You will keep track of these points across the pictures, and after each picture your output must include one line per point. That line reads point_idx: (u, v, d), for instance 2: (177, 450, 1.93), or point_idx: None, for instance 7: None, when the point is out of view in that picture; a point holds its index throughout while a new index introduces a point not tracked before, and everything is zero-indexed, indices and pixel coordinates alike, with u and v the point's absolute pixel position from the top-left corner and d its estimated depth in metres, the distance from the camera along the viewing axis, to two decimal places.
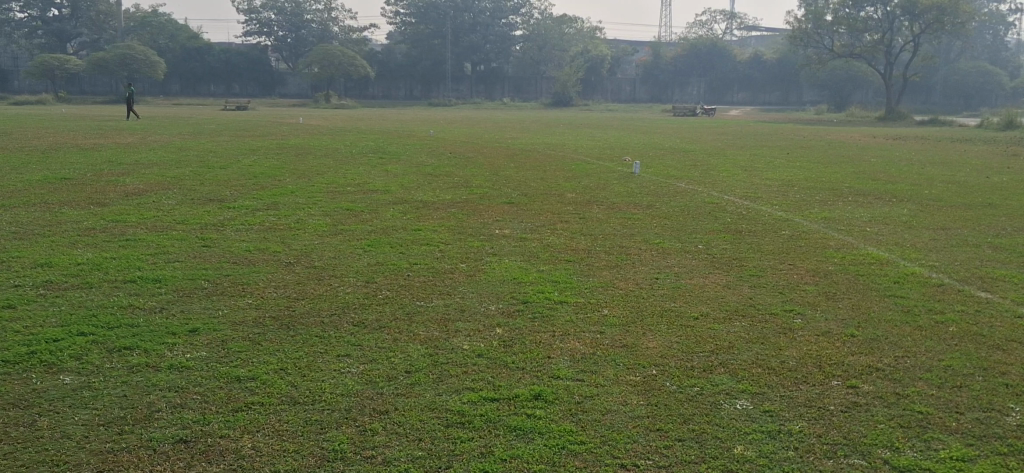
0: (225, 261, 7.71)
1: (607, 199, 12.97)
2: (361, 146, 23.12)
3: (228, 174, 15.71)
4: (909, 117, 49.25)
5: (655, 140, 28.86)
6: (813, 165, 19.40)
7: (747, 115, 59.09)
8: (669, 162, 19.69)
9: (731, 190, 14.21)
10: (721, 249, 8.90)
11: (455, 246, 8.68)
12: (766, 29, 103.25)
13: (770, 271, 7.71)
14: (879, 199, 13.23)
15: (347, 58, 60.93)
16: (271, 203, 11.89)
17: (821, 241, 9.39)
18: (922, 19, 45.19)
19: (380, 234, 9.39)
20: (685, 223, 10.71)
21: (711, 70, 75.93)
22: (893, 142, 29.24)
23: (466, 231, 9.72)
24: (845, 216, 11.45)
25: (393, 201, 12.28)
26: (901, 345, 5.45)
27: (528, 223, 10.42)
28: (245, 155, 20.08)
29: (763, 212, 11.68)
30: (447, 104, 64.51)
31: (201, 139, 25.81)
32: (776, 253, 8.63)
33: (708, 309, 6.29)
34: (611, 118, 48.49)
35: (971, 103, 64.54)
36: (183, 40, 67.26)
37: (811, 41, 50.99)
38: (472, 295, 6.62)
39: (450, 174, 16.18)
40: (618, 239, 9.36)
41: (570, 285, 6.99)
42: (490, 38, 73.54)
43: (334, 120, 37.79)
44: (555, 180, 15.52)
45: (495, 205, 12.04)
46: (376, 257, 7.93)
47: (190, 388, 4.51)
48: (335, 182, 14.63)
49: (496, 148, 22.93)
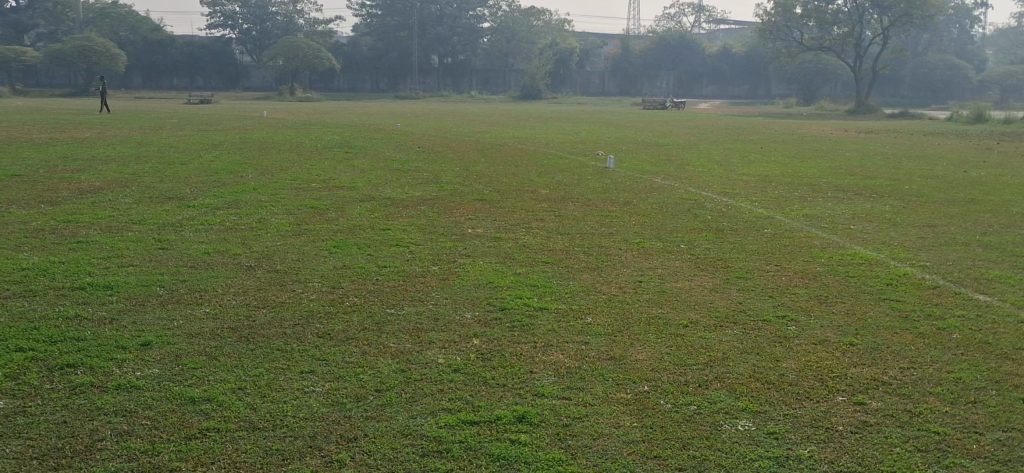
0: (182, 265, 7.24)
1: (582, 195, 12.63)
2: (327, 139, 22.61)
3: (189, 170, 15.15)
4: (877, 110, 49.49)
5: (626, 133, 28.66)
6: (788, 159, 19.24)
7: (716, 108, 59.12)
8: (642, 156, 19.42)
9: (708, 186, 13.94)
10: (703, 249, 8.58)
11: (427, 247, 8.28)
12: (733, 22, 103.63)
13: (756, 273, 7.41)
14: (859, 195, 13.02)
15: (312, 51, 60.10)
16: (232, 201, 11.40)
17: (805, 240, 9.10)
18: (890, 13, 45.37)
19: (348, 234, 8.96)
20: (664, 221, 10.39)
21: (680, 63, 76.03)
22: (865, 135, 29.24)
23: (438, 231, 9.32)
24: (826, 213, 11.19)
25: (361, 199, 11.85)
26: (905, 355, 5.15)
27: (502, 222, 10.05)
28: (207, 150, 19.49)
29: (742, 209, 11.39)
30: (415, 96, 63.92)
31: (162, 133, 25.10)
32: (760, 254, 8.34)
33: (696, 316, 5.94)
34: (580, 111, 48.26)
35: (938, 96, 65.32)
36: (145, 32, 66.03)
37: (780, 34, 50.98)
38: (447, 301, 6.23)
39: (420, 170, 15.75)
40: (596, 239, 9.00)
41: (551, 289, 6.62)
42: (457, 30, 72.80)
43: (299, 113, 37.22)
44: (527, 176, 15.15)
45: (466, 203, 11.65)
46: (344, 260, 7.50)
47: (137, 412, 4.06)
48: (300, 178, 14.14)
49: (466, 143, 22.50)
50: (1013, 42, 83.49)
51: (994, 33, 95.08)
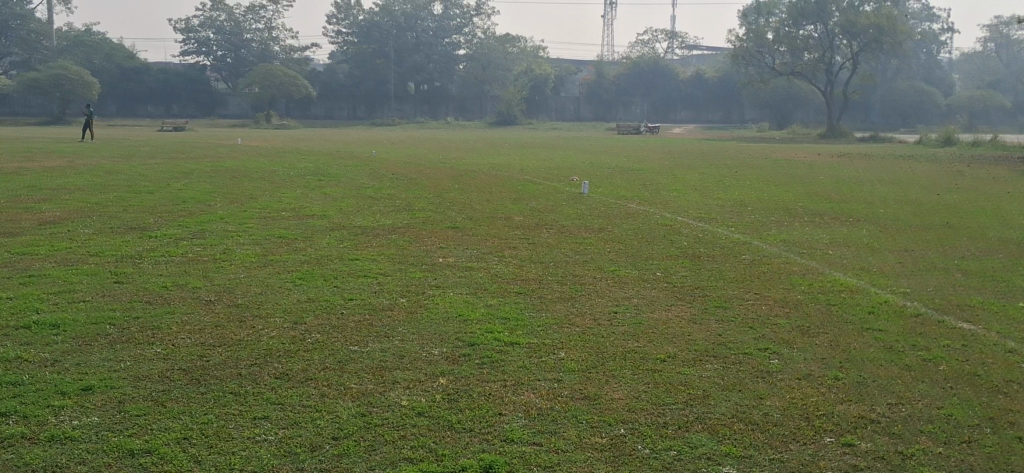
0: (137, 300, 6.89)
1: (556, 222, 12.39)
2: (300, 167, 22.29)
3: (156, 199, 14.77)
4: (850, 135, 49.75)
5: (602, 159, 28.49)
6: (763, 184, 19.14)
7: (691, 133, 59.23)
8: (618, 181, 19.27)
9: (684, 211, 13.76)
10: (681, 277, 8.35)
11: (394, 278, 8.00)
12: (707, 49, 104.46)
13: (736, 302, 7.17)
14: (836, 220, 12.87)
15: (287, 78, 59.76)
16: (197, 231, 11.07)
17: (784, 267, 8.89)
18: (860, 39, 45.73)
19: (314, 265, 8.65)
20: (639, 247, 10.18)
21: (655, 89, 76.32)
22: (839, 160, 29.26)
23: (407, 260, 9.03)
24: (803, 239, 11.01)
25: (330, 227, 11.54)
26: (892, 390, 4.91)
27: (473, 250, 9.78)
28: (176, 178, 19.10)
29: (719, 235, 11.17)
30: (391, 123, 63.71)
31: (132, 162, 24.62)
32: (739, 281, 8.11)
33: (675, 349, 5.68)
34: (555, 137, 48.16)
35: (908, 121, 65.97)
36: (119, 59, 65.45)
37: (752, 60, 51.18)
38: (413, 335, 5.94)
39: (392, 197, 15.46)
40: (570, 267, 8.74)
41: (522, 322, 6.34)
42: (433, 57, 73.12)
43: (274, 141, 36.62)
44: (501, 202, 14.90)
45: (438, 231, 11.36)
46: (307, 293, 7.19)
47: (72, 468, 3.75)
48: (269, 207, 13.82)
49: (440, 169, 22.21)
50: (981, 65, 84.47)
51: (961, 57, 96.31)
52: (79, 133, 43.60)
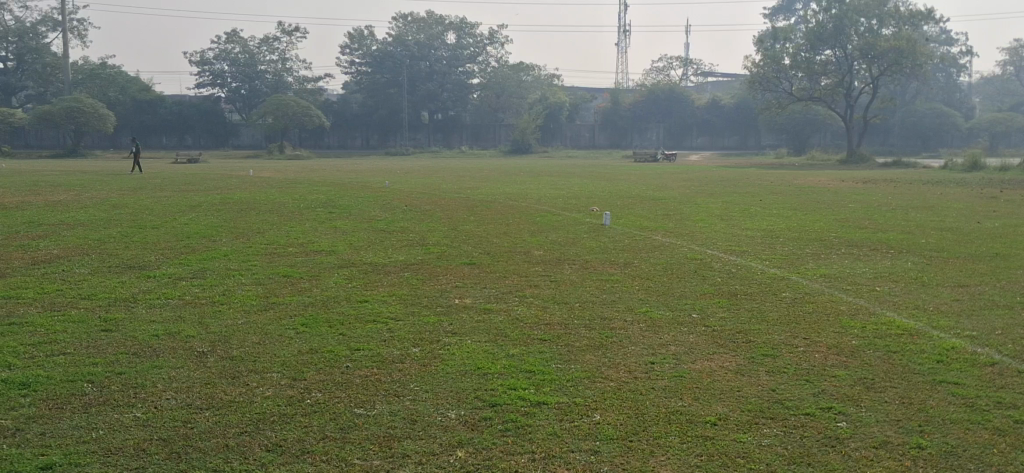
0: (123, 352, 6.21)
1: (579, 257, 11.71)
2: (311, 199, 21.75)
3: (159, 235, 14.21)
4: (871, 160, 48.85)
5: (621, 188, 27.80)
6: (791, 212, 18.47)
7: (708, 160, 58.39)
8: (639, 211, 18.61)
9: (711, 243, 13.10)
10: (719, 318, 7.65)
11: (407, 324, 7.31)
12: (721, 75, 104.12)
13: (786, 349, 6.49)
14: (876, 251, 12.17)
15: (301, 108, 59.46)
16: (198, 270, 10.45)
17: (829, 306, 8.19)
18: (879, 62, 44.99)
19: (319, 309, 7.97)
20: (670, 284, 9.49)
21: (670, 116, 75.70)
22: (865, 185, 28.52)
23: (422, 302, 8.34)
24: (845, 273, 10.30)
25: (339, 264, 10.91)
26: (991, 464, 4.18)
27: (491, 290, 9.10)
28: (182, 212, 18.55)
29: (754, 269, 10.49)
30: (405, 153, 63.36)
31: (141, 195, 24.18)
32: (783, 324, 7.40)
33: (725, 409, 4.96)
34: (570, 165, 47.41)
35: (928, 144, 65.16)
36: (134, 92, 65.20)
37: (770, 85, 50.53)
38: (428, 394, 5.25)
39: (405, 231, 14.85)
40: (597, 309, 8.05)
41: (550, 376, 5.63)
42: (446, 86, 72.32)
43: (285, 173, 36.02)
44: (520, 235, 14.25)
45: (453, 268, 10.69)
46: (311, 343, 6.50)
47: None
48: (276, 242, 13.21)
49: (455, 200, 21.59)
50: (1001, 87, 83.73)
51: (978, 82, 95.78)
52: (89, 165, 43.23)
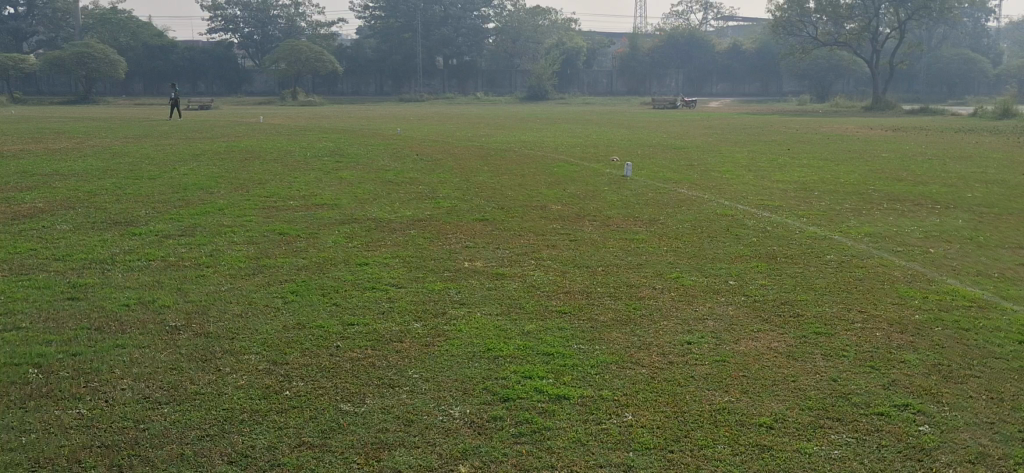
0: (85, 328, 5.45)
1: (600, 212, 10.85)
2: (319, 147, 20.95)
3: (155, 187, 13.43)
4: (897, 107, 47.43)
5: (641, 135, 26.86)
6: (821, 163, 17.55)
7: (728, 107, 57.18)
8: (661, 161, 17.71)
9: (741, 197, 12.20)
10: (760, 286, 6.82)
11: (411, 292, 6.53)
12: (741, 20, 102.17)
13: (843, 325, 5.69)
14: (919, 206, 11.30)
15: (314, 54, 58.21)
16: (189, 226, 9.68)
17: (880, 272, 7.35)
18: (907, 5, 43.38)
19: (314, 273, 7.19)
20: (702, 244, 8.64)
21: (689, 62, 74.09)
22: (894, 133, 27.49)
23: (428, 265, 7.54)
24: (891, 232, 9.43)
25: (341, 220, 10.09)
26: None
27: (504, 251, 8.29)
28: (184, 161, 17.75)
29: (791, 227, 9.64)
30: (420, 99, 62.24)
31: (146, 142, 23.44)
32: (833, 294, 6.58)
33: (782, 407, 4.16)
34: (587, 112, 46.40)
35: (954, 91, 63.49)
36: (145, 37, 63.88)
37: (793, 30, 49.07)
38: (429, 384, 4.47)
39: (414, 182, 14.01)
40: (622, 274, 7.24)
41: (572, 362, 4.84)
42: (462, 31, 70.83)
43: (297, 119, 35.20)
44: (536, 188, 13.40)
45: (464, 224, 9.88)
46: (298, 317, 5.72)
47: None
48: (275, 195, 12.41)
49: (468, 149, 20.68)
50: None
51: (1006, 26, 93.48)
52: (99, 111, 42.58)
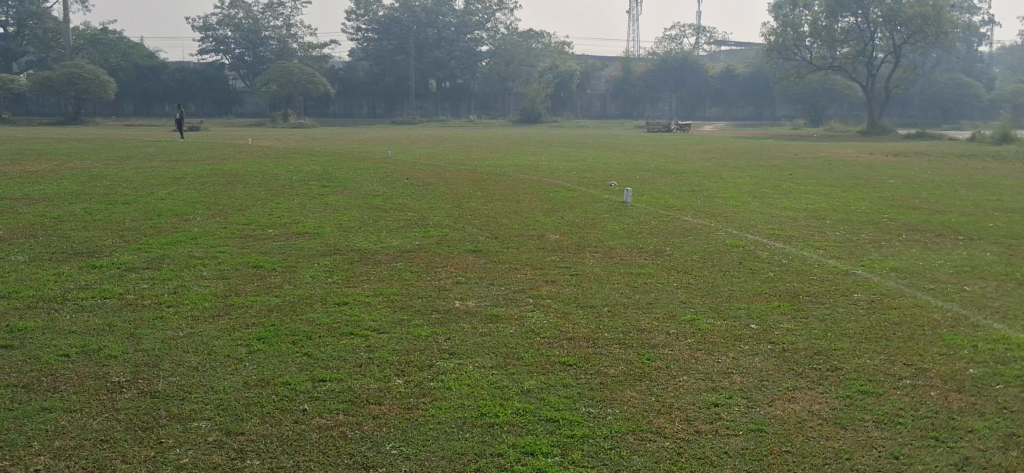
0: (8, 387, 4.70)
1: (601, 243, 10.11)
2: (306, 170, 20.25)
3: (127, 212, 12.66)
4: (893, 131, 46.90)
5: (638, 159, 26.23)
6: (828, 189, 16.84)
7: (721, 130, 56.57)
8: (662, 186, 17.01)
9: (751, 226, 11.48)
10: (788, 331, 6.08)
11: (394, 339, 5.75)
12: (734, 44, 102.26)
13: (889, 382, 4.95)
14: (942, 237, 10.61)
15: (306, 75, 57.56)
16: (157, 258, 8.92)
17: (919, 314, 6.62)
18: (902, 30, 42.90)
19: (286, 314, 6.42)
20: (714, 279, 7.90)
21: (683, 86, 73.63)
22: (894, 158, 26.88)
23: (413, 305, 6.76)
24: (918, 266, 8.69)
25: (323, 251, 9.33)
26: None
27: (497, 287, 7.52)
28: (163, 185, 16.99)
29: (809, 260, 8.92)
30: (411, 122, 61.72)
31: (128, 164, 22.72)
32: (871, 342, 5.82)
33: None
34: (582, 136, 45.85)
35: (948, 116, 63.18)
36: (136, 58, 63.76)
37: (787, 54, 48.49)
38: (410, 467, 3.73)
39: (403, 208, 13.28)
40: (631, 315, 6.50)
41: (581, 432, 4.10)
42: (455, 53, 70.02)
43: (286, 142, 34.54)
44: (531, 215, 12.68)
45: (454, 255, 9.14)
46: (261, 371, 4.98)
47: None
48: (254, 222, 11.64)
49: (459, 173, 19.99)
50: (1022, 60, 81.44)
51: (999, 51, 93.38)
52: (83, 133, 41.86)
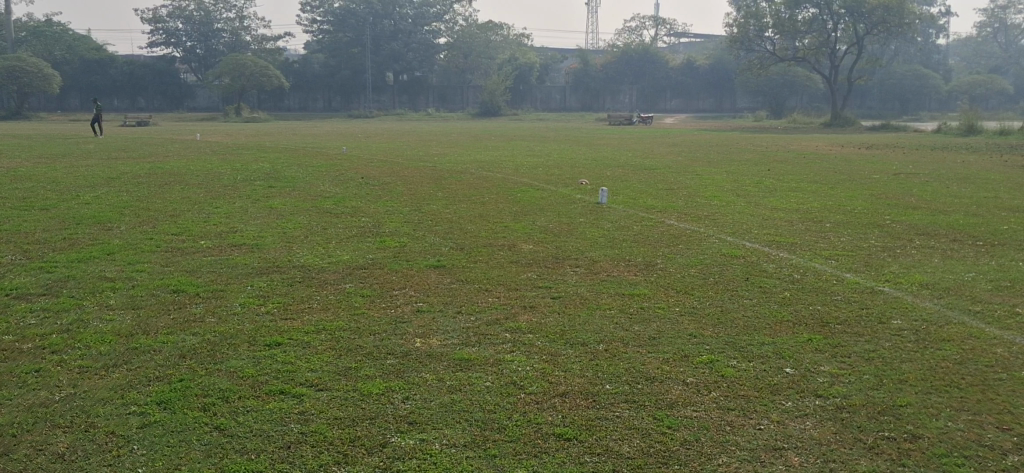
0: None
1: (581, 254, 8.84)
2: (253, 168, 18.77)
3: (41, 220, 11.16)
4: (857, 123, 46.17)
5: (605, 154, 25.01)
6: (812, 185, 15.78)
7: (683, 123, 55.69)
8: (636, 185, 15.82)
9: (744, 231, 10.28)
10: (838, 382, 4.82)
11: (336, 400, 4.42)
12: (693, 37, 102.01)
13: (991, 459, 3.79)
14: (958, 242, 9.52)
15: (258, 68, 55.52)
16: (60, 280, 7.49)
17: (981, 349, 5.43)
18: (867, 21, 41.96)
19: (200, 363, 5.05)
20: (724, 304, 6.63)
21: (643, 77, 72.42)
22: (868, 151, 25.93)
23: (364, 346, 5.42)
24: (951, 281, 7.53)
25: (260, 269, 7.95)
26: None
27: (466, 319, 6.17)
28: (92, 186, 15.43)
29: (827, 275, 7.72)
30: (368, 116, 60.08)
31: (60, 163, 21.03)
32: (941, 393, 4.62)
33: None
34: (544, 129, 44.73)
35: (907, 107, 63.01)
36: (82, 51, 61.11)
37: (750, 45, 47.26)
38: None
39: (356, 213, 11.92)
40: (634, 356, 5.23)
41: None
42: (412, 46, 68.71)
43: (236, 136, 32.84)
44: (498, 219, 11.42)
45: (415, 273, 7.83)
46: (152, 465, 3.67)
47: None
48: (185, 231, 10.22)
49: (418, 170, 18.67)
50: (979, 50, 81.50)
51: (955, 44, 93.72)
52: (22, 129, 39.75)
